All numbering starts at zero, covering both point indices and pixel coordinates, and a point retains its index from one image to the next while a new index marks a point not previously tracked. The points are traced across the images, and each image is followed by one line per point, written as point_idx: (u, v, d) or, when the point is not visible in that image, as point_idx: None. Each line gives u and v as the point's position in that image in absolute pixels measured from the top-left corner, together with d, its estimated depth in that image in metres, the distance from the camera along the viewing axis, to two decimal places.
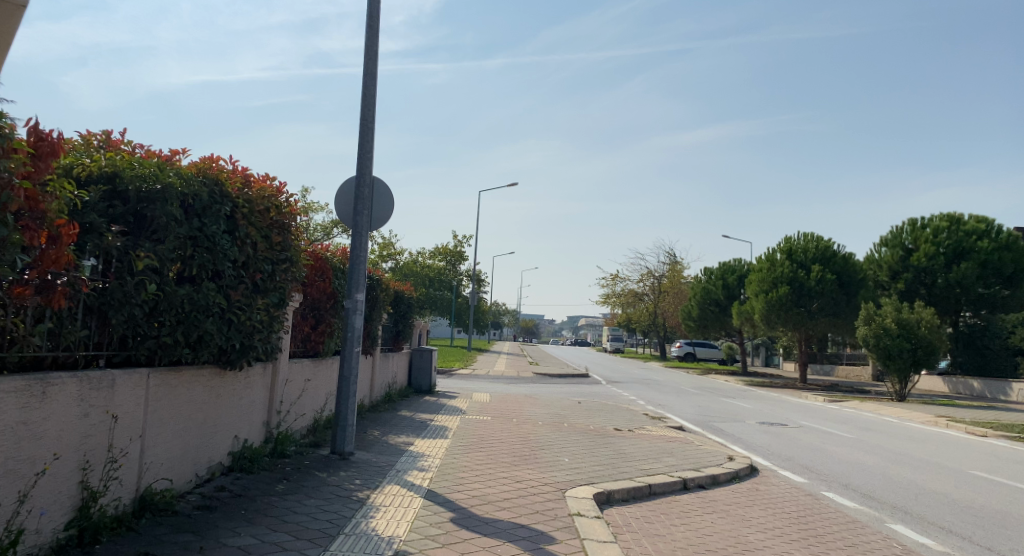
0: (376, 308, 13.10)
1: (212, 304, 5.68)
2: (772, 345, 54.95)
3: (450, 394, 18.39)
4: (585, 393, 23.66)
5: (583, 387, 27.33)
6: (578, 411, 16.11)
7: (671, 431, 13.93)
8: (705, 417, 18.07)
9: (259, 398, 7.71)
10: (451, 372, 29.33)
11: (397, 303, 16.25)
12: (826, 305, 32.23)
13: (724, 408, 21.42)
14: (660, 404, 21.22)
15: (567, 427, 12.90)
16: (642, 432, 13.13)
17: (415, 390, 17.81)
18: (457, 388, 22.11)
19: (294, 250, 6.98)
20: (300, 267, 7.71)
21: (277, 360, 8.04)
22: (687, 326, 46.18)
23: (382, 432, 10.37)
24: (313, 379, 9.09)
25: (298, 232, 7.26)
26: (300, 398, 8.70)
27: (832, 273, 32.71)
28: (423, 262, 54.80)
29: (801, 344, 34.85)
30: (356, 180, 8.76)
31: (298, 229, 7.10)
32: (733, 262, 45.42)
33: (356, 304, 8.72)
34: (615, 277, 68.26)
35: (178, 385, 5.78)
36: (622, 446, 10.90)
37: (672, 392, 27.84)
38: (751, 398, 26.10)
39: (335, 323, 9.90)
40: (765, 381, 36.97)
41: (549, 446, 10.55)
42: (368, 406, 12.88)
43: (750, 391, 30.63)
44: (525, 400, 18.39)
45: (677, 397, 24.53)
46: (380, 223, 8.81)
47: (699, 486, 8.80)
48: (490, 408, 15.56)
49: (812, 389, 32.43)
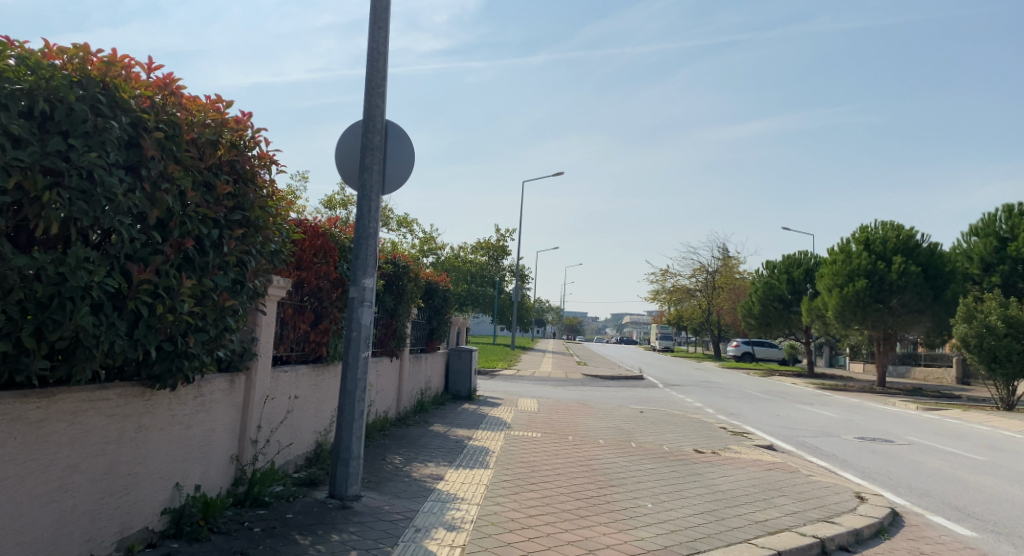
0: (403, 302, 10.81)
1: (92, 285, 3.39)
2: (837, 343, 51.49)
3: (493, 401, 16.06)
4: (644, 400, 21.11)
5: (639, 391, 24.81)
6: (644, 424, 13.61)
7: (763, 452, 11.36)
8: (792, 432, 15.39)
9: (222, 424, 5.40)
10: (494, 372, 27.08)
11: (430, 296, 13.93)
12: (910, 300, 29.53)
13: (807, 418, 18.67)
14: (732, 413, 18.58)
15: (636, 450, 10.43)
16: (731, 456, 10.56)
17: (452, 396, 15.53)
18: (502, 393, 19.76)
19: (253, 209, 4.68)
20: (276, 238, 5.39)
21: (250, 371, 5.71)
22: (747, 324, 43.30)
23: (405, 460, 8.04)
24: (303, 395, 6.83)
25: (264, 184, 4.96)
26: (287, 420, 6.44)
27: (916, 266, 29.89)
28: (465, 257, 52.65)
29: (881, 344, 32.11)
30: (362, 127, 6.42)
31: (257, 179, 4.82)
32: (798, 253, 42.37)
33: (363, 292, 6.35)
34: (665, 272, 65.28)
35: (45, 421, 3.54)
36: (716, 482, 8.37)
37: (739, 397, 25.11)
38: (832, 406, 23.23)
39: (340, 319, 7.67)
40: (837, 384, 34.00)
41: (621, 481, 8.09)
42: (392, 420, 10.60)
43: (824, 396, 27.73)
44: (579, 408, 15.94)
45: (748, 405, 21.82)
46: (395, 185, 6.45)
47: (840, 548, 6.26)
48: (539, 420, 13.16)
49: (894, 395, 29.38)
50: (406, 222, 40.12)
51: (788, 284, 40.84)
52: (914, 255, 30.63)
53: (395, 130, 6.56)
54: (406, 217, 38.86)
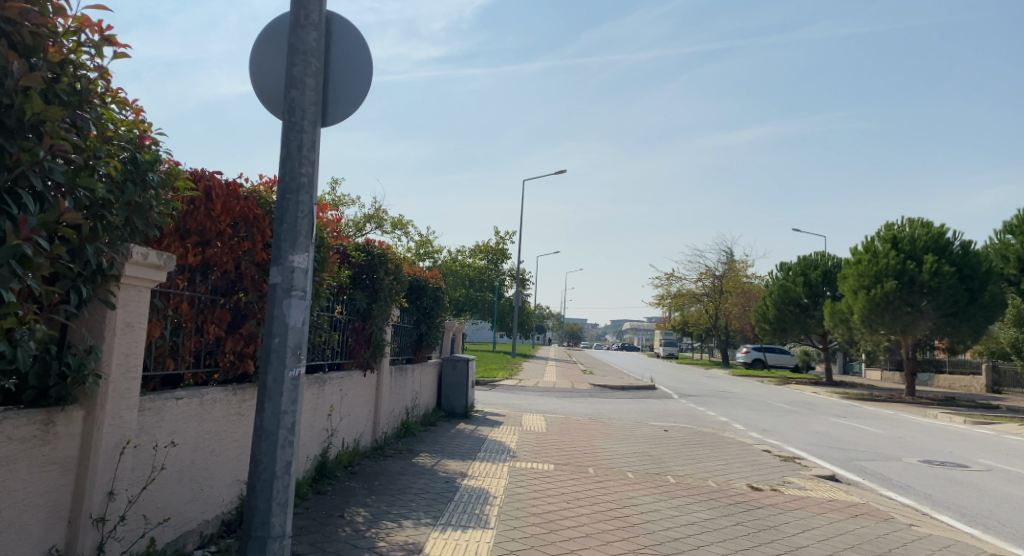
0: (377, 302, 8.50)
1: None
2: (851, 349, 49.43)
3: (493, 419, 13.77)
4: (663, 414, 18.81)
5: (654, 403, 22.53)
6: (675, 450, 11.33)
7: (832, 487, 9.02)
8: (846, 455, 13.01)
9: (24, 499, 3.04)
10: (495, 383, 24.84)
11: (417, 295, 11.65)
12: (943, 302, 27.52)
13: (852, 436, 16.35)
14: (766, 432, 16.24)
15: (677, 491, 8.05)
16: (798, 493, 8.19)
17: (446, 414, 13.25)
18: (503, 408, 17.47)
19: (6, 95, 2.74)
20: (107, 165, 3.26)
21: (90, 404, 3.36)
22: (761, 329, 41.21)
23: (368, 520, 5.73)
24: (200, 434, 4.53)
25: (54, 56, 2.96)
26: (168, 476, 4.13)
27: (949, 265, 27.91)
28: (463, 261, 50.58)
29: (910, 349, 30.18)
30: (291, 19, 4.09)
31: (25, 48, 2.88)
32: (814, 255, 40.37)
33: (290, 277, 4.04)
34: (670, 276, 63.16)
35: None
36: (803, 545, 6.02)
37: (764, 409, 22.81)
38: (869, 419, 21.01)
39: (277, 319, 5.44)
40: (862, 394, 31.84)
41: (672, 548, 5.69)
42: (364, 453, 8.32)
43: (853, 407, 25.53)
44: (594, 428, 13.65)
45: (778, 419, 19.53)
46: (340, 112, 4.20)
47: None
48: (550, 445, 10.88)
49: (926, 405, 27.20)
50: (401, 224, 37.85)
51: (805, 287, 38.89)
52: (946, 255, 28.63)
53: (343, 31, 4.27)
54: (401, 219, 36.65)
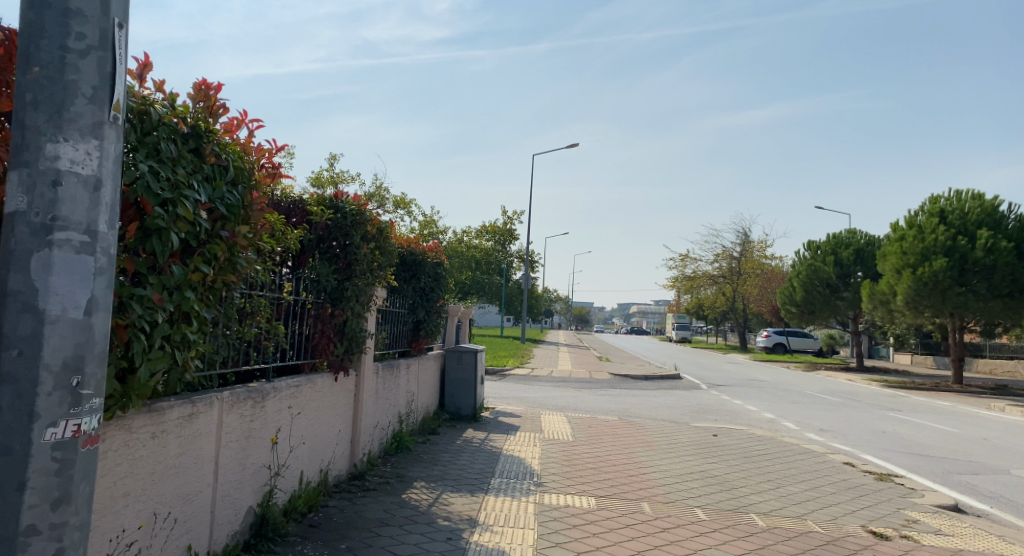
0: (352, 279, 5.99)
1: None
2: (878, 332, 47.14)
3: (505, 421, 11.47)
4: (699, 410, 16.53)
5: (683, 395, 20.24)
6: (739, 465, 8.98)
7: (974, 527, 6.63)
8: (941, 468, 10.64)
9: None
10: (505, 372, 22.52)
11: (412, 273, 9.26)
12: (998, 281, 25.96)
13: (926, 438, 14.05)
14: (826, 433, 13.95)
15: (778, 545, 5.61)
16: (944, 547, 5.80)
17: (450, 416, 10.92)
18: (516, 403, 15.16)
19: None
20: None
21: None
22: (787, 312, 39.09)
23: None
24: None
25: None
26: None
27: (1006, 240, 26.35)
28: (469, 242, 48.35)
29: (956, 333, 28.49)
30: None
31: None
32: (844, 232, 38.25)
33: (46, 215, 2.19)
34: (684, 257, 60.82)
35: None
36: None
37: (807, 402, 20.54)
38: (928, 414, 18.76)
39: (153, 307, 3.11)
40: (902, 382, 29.70)
41: None
42: (334, 489, 5.96)
43: (900, 399, 23.27)
44: (628, 432, 11.34)
45: (828, 414, 17.28)
46: None
47: None
48: (583, 461, 8.54)
49: (978, 395, 25.06)
50: (404, 203, 35.43)
51: (835, 267, 36.65)
52: (1000, 229, 27.14)
53: None
54: (403, 197, 34.25)
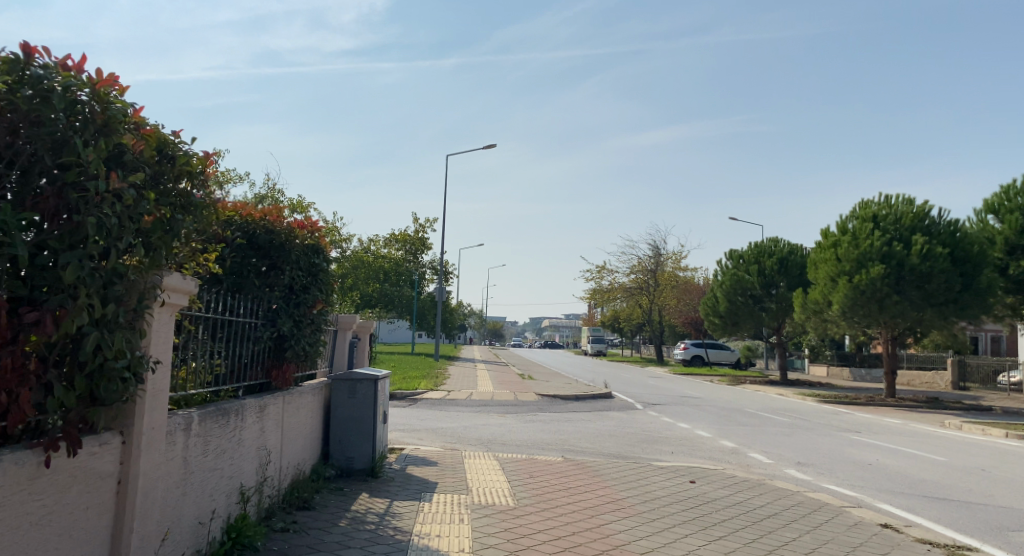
0: (80, 249, 2.72)
1: None
2: (794, 344, 46.29)
3: (415, 474, 8.31)
4: (647, 440, 13.82)
5: (622, 419, 17.54)
6: (754, 541, 6.15)
7: None
8: (982, 521, 8.22)
9: None
10: (416, 396, 19.22)
11: (269, 264, 6.07)
12: (934, 289, 24.70)
13: (919, 471, 11.77)
14: (808, 469, 11.43)
15: None
16: None
17: (336, 471, 7.72)
18: (430, 439, 12.00)
19: None
20: None
21: None
22: (711, 323, 37.28)
23: None
24: None
25: None
26: None
27: (942, 246, 25.14)
28: (376, 251, 44.79)
29: (889, 344, 27.22)
30: None
31: None
32: (766, 241, 36.81)
33: None
34: (601, 268, 58.88)
35: None
36: None
37: (757, 423, 18.24)
38: (889, 436, 16.79)
39: None
40: (836, 396, 28.17)
41: None
42: None
43: (844, 417, 21.42)
44: (582, 484, 8.39)
45: (791, 440, 14.94)
46: None
47: None
48: (534, 551, 5.50)
49: (920, 411, 23.53)
50: (301, 206, 31.57)
51: (759, 277, 35.11)
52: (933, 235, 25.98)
53: None
54: (300, 200, 30.42)
